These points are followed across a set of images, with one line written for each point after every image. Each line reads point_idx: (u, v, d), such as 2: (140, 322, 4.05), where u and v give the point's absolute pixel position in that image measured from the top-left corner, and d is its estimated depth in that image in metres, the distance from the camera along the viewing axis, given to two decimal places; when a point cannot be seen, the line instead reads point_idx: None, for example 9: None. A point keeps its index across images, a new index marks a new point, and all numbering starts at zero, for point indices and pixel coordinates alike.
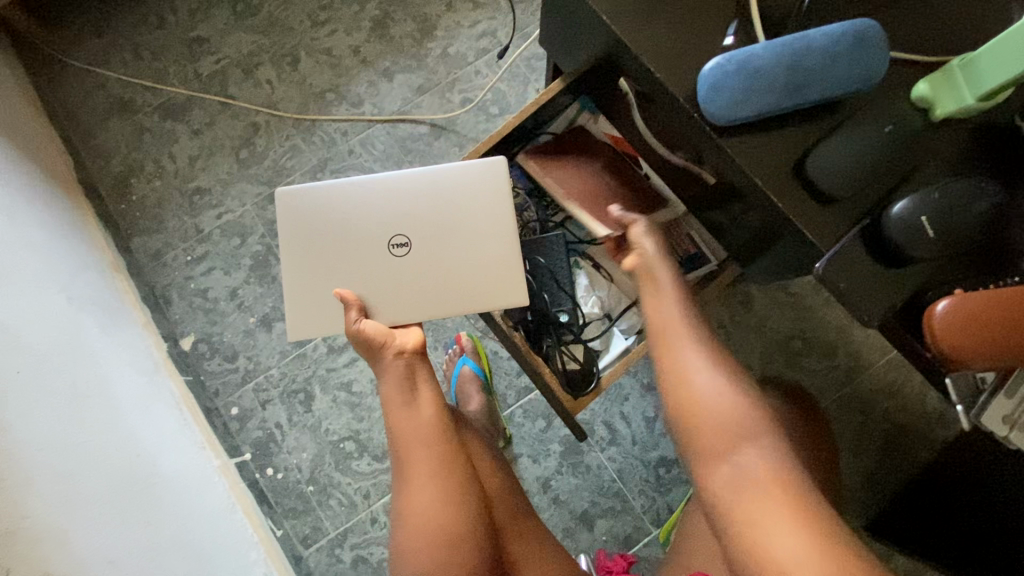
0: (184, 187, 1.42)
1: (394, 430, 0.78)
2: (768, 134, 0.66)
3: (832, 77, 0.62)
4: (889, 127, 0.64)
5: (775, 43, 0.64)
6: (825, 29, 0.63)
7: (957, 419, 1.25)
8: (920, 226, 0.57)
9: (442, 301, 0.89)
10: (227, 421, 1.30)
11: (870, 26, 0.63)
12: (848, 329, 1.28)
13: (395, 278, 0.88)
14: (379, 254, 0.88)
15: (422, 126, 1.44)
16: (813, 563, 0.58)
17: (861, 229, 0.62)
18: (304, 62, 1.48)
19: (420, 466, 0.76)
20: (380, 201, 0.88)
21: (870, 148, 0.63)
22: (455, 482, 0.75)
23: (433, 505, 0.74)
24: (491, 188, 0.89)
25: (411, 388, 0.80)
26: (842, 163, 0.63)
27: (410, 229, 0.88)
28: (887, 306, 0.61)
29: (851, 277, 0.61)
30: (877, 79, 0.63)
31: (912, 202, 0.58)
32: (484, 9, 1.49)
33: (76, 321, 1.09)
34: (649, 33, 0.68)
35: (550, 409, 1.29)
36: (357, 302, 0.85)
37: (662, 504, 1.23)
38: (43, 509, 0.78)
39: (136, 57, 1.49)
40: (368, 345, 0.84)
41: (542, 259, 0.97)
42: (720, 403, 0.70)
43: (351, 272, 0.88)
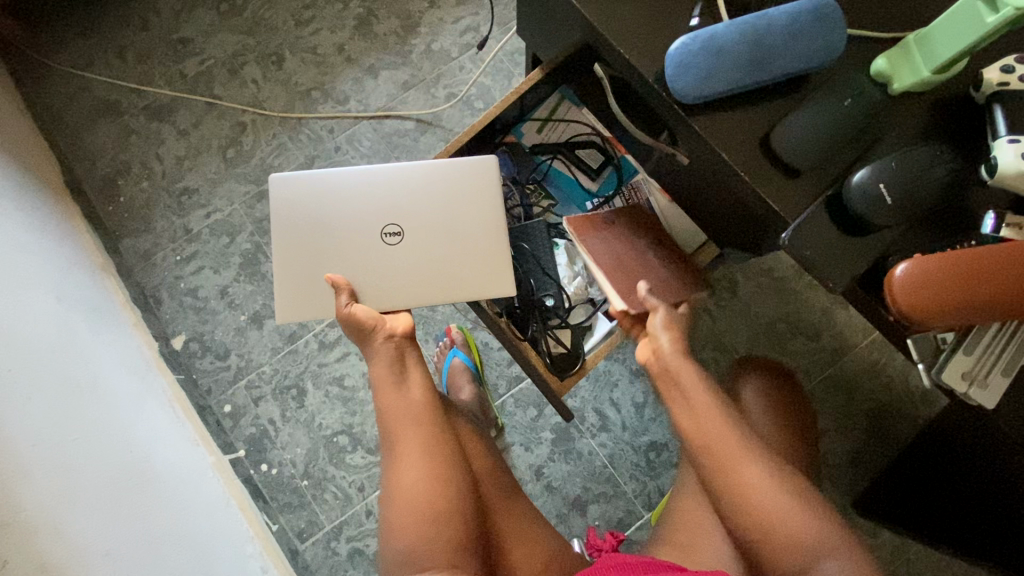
0: (172, 188, 1.43)
1: (383, 411, 0.80)
2: (735, 112, 0.68)
3: (793, 53, 0.64)
4: (850, 99, 0.65)
5: (737, 22, 0.66)
6: (784, 7, 0.66)
7: (939, 397, 1.28)
8: (880, 193, 0.59)
9: (428, 286, 0.90)
10: (220, 418, 1.31)
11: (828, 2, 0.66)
12: (831, 312, 1.31)
13: (386, 265, 0.89)
14: (370, 238, 0.89)
15: (408, 122, 1.45)
16: None
17: (825, 199, 0.63)
18: (288, 61, 1.49)
19: (409, 445, 0.78)
20: (373, 189, 0.90)
21: (833, 121, 0.64)
22: (443, 458, 0.77)
23: (421, 481, 0.75)
24: (481, 178, 0.91)
25: (400, 370, 0.83)
26: (807, 133, 0.64)
27: (401, 216, 0.90)
28: (852, 271, 0.62)
29: (817, 245, 0.63)
30: (838, 51, 0.65)
31: (872, 172, 0.60)
32: (467, 5, 1.51)
33: (67, 321, 1.10)
34: (622, 18, 0.70)
35: (541, 398, 1.30)
36: (348, 287, 0.87)
37: (653, 488, 1.25)
38: (39, 502, 0.78)
39: (121, 60, 1.50)
40: (359, 329, 0.85)
41: (528, 245, 0.98)
42: (772, 497, 0.68)
43: (343, 259, 0.89)
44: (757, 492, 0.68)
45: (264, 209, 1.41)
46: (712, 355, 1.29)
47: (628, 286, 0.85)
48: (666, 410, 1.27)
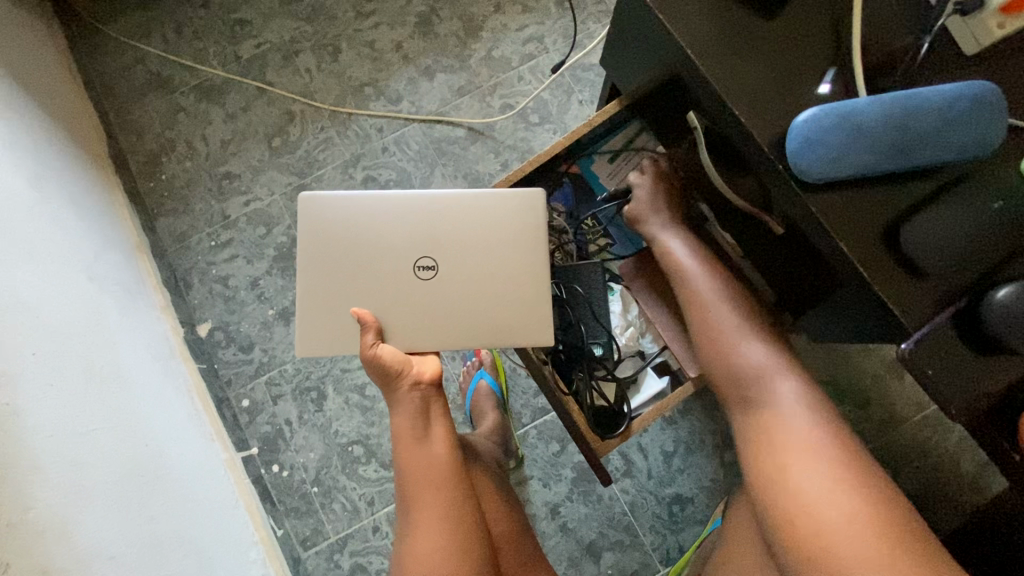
0: (214, 171, 1.40)
1: (403, 467, 0.76)
2: (854, 195, 0.61)
3: (941, 142, 0.58)
4: (995, 203, 0.60)
5: (882, 99, 0.59)
6: (939, 88, 0.59)
7: (991, 485, 1.19)
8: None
9: (460, 329, 0.85)
10: (237, 413, 1.28)
11: (988, 90, 0.59)
12: (883, 380, 1.22)
13: (418, 302, 0.85)
14: (402, 274, 0.84)
15: (458, 129, 1.40)
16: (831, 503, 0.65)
17: (955, 311, 0.58)
18: (345, 53, 1.45)
19: (429, 511, 0.73)
20: (408, 218, 0.85)
21: (968, 225, 0.60)
22: (463, 528, 0.73)
23: (438, 553, 0.71)
24: (525, 214, 0.86)
25: (424, 423, 0.78)
26: (937, 240, 0.60)
27: (437, 251, 0.85)
28: (977, 397, 0.57)
29: (942, 364, 0.57)
30: (994, 145, 0.58)
31: (1017, 291, 0.55)
32: (533, 14, 1.45)
33: (97, 302, 1.08)
34: (727, 67, 0.64)
35: (565, 433, 1.25)
36: (375, 325, 0.82)
37: (672, 543, 1.19)
38: (49, 500, 0.76)
39: (177, 35, 1.47)
40: (384, 373, 0.79)
41: (581, 289, 0.93)
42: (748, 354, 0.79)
43: (373, 293, 0.84)
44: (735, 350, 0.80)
45: None
46: None
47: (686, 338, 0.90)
48: (695, 463, 1.21)
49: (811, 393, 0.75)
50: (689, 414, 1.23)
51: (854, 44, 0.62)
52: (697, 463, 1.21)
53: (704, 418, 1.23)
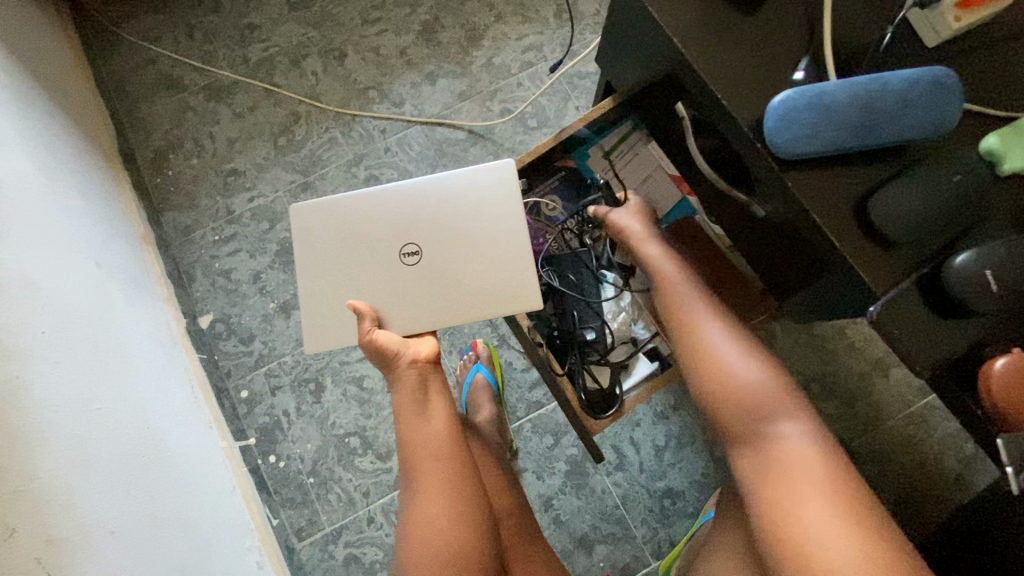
0: (220, 168, 1.44)
1: (404, 440, 0.79)
2: (824, 172, 0.65)
3: (907, 121, 0.62)
4: (960, 175, 0.63)
5: (850, 82, 0.64)
6: (902, 73, 0.63)
7: (975, 482, 1.22)
8: (985, 281, 0.57)
9: (453, 308, 0.88)
10: (236, 403, 1.30)
11: (946, 73, 0.63)
12: (869, 378, 1.26)
13: (409, 286, 0.88)
14: (392, 262, 0.88)
15: (459, 131, 1.45)
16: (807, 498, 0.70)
17: (919, 277, 0.62)
18: (350, 57, 1.51)
19: (430, 481, 0.76)
20: (389, 209, 0.88)
21: (939, 195, 0.62)
22: (463, 497, 0.76)
23: (441, 519, 0.74)
24: (503, 196, 0.88)
25: (424, 398, 0.81)
26: (905, 208, 0.62)
27: (420, 236, 0.88)
28: (940, 355, 0.61)
29: (907, 326, 0.61)
30: (953, 125, 0.63)
31: (975, 256, 0.59)
32: (532, 24, 1.51)
33: (104, 288, 1.10)
34: (715, 58, 0.68)
35: (559, 426, 1.27)
36: (371, 314, 0.85)
37: (664, 536, 1.21)
38: (54, 471, 0.78)
39: (188, 38, 1.52)
40: (384, 356, 0.83)
41: (577, 274, 0.97)
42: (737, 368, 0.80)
43: (367, 284, 0.88)
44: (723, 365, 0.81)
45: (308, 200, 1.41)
46: None
47: None
48: (686, 458, 1.24)
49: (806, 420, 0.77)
50: (680, 409, 1.26)
51: (827, 40, 0.67)
52: (688, 458, 1.24)
53: (695, 413, 1.25)
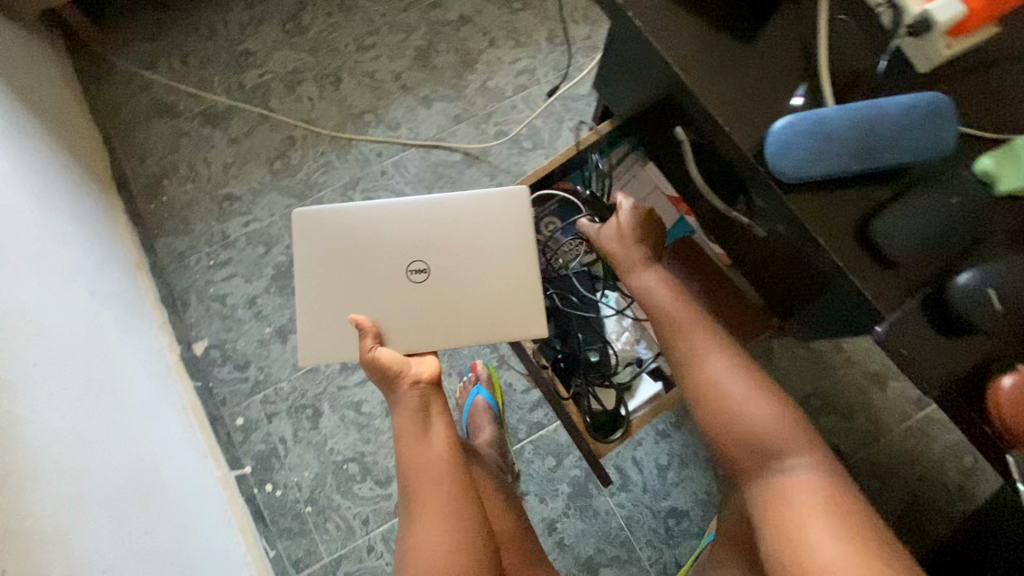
0: (215, 193, 1.44)
1: (405, 463, 0.78)
2: (827, 195, 0.66)
3: (904, 144, 0.64)
4: (955, 198, 0.65)
5: (849, 107, 0.65)
6: (899, 98, 0.65)
7: (976, 493, 1.22)
8: (986, 298, 0.60)
9: (455, 327, 0.88)
10: (231, 431, 1.27)
11: (942, 100, 0.65)
12: (867, 392, 1.27)
13: (412, 304, 0.88)
14: (397, 278, 0.88)
15: (455, 154, 1.47)
16: (839, 550, 0.62)
17: (923, 295, 0.64)
18: (346, 82, 1.52)
19: (432, 504, 0.74)
20: (398, 224, 0.88)
21: (938, 218, 0.64)
22: (465, 521, 0.74)
23: (440, 546, 0.71)
24: (511, 215, 0.89)
25: (424, 420, 0.81)
26: (907, 229, 0.63)
27: (428, 254, 0.88)
28: (949, 370, 0.63)
29: (915, 346, 0.64)
30: (946, 149, 0.65)
31: (976, 276, 0.61)
32: (525, 48, 1.54)
33: (97, 316, 1.09)
34: (713, 86, 0.70)
35: (561, 447, 1.26)
36: (373, 330, 0.85)
37: (669, 558, 1.19)
38: (46, 509, 0.75)
39: (183, 65, 1.53)
40: (385, 374, 0.83)
41: (580, 295, 0.98)
42: (744, 401, 0.76)
43: (369, 298, 0.87)
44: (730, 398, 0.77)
45: None
46: None
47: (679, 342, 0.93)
48: (690, 476, 1.23)
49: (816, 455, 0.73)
50: (683, 427, 1.25)
51: (822, 64, 0.68)
52: (691, 476, 1.23)
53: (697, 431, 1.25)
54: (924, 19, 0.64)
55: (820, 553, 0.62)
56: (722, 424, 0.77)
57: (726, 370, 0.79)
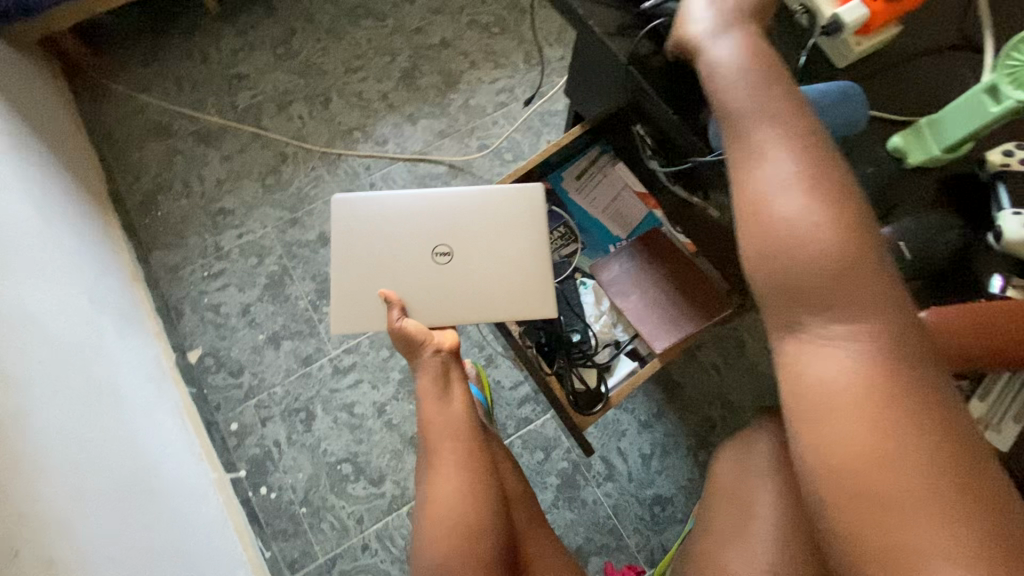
0: (209, 208, 1.49)
1: (424, 421, 0.81)
2: None
3: (830, 117, 0.69)
4: (872, 167, 0.75)
5: None
6: (819, 85, 0.70)
7: None
8: (899, 249, 0.71)
9: (475, 305, 0.95)
10: (225, 436, 1.30)
11: (856, 87, 0.71)
12: None
13: (438, 282, 0.94)
14: (424, 259, 0.94)
15: (440, 166, 1.55)
16: (877, 436, 0.51)
17: None
18: (335, 102, 1.60)
19: (447, 456, 0.79)
20: (427, 210, 0.95)
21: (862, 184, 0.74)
22: (476, 472, 0.78)
23: (457, 496, 0.76)
24: (530, 203, 0.96)
25: (445, 384, 0.84)
26: None
27: (452, 238, 0.94)
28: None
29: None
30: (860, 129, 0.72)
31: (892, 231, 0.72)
32: (504, 68, 1.64)
33: (96, 322, 1.12)
34: (669, 79, 0.76)
35: (549, 440, 1.31)
36: (400, 303, 0.91)
37: (656, 544, 1.24)
38: (53, 496, 0.78)
39: (177, 88, 1.60)
40: (409, 342, 0.88)
41: (560, 280, 1.06)
42: (799, 231, 0.56)
43: (398, 275, 0.94)
44: (779, 223, 0.57)
45: (296, 234, 1.47)
46: (719, 412, 1.32)
47: (647, 323, 0.98)
48: (672, 464, 1.28)
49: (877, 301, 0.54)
50: (663, 417, 1.31)
51: None
52: (673, 464, 1.28)
53: (677, 421, 1.31)
54: (835, 22, 0.72)
55: (858, 441, 0.52)
56: (766, 263, 0.58)
57: (785, 191, 0.57)
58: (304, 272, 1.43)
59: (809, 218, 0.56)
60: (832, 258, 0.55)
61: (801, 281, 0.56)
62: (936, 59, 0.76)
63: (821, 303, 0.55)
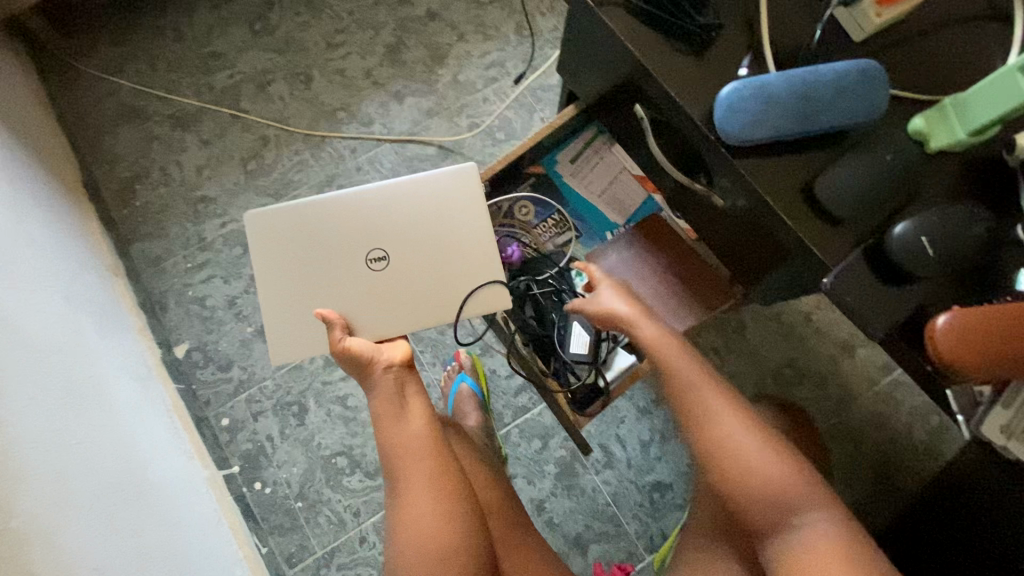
0: (189, 195, 1.43)
1: (385, 444, 0.80)
2: (771, 158, 0.67)
3: (840, 109, 0.64)
4: (892, 153, 0.66)
5: (788, 74, 0.66)
6: (832, 65, 0.66)
7: (944, 451, 1.27)
8: (920, 246, 0.59)
9: (423, 308, 0.93)
10: (217, 432, 1.27)
11: (872, 66, 0.66)
12: (837, 360, 1.31)
13: (377, 291, 0.92)
14: (359, 269, 0.92)
15: (429, 147, 1.48)
16: None
17: (865, 247, 0.63)
18: (317, 80, 1.52)
19: (414, 482, 0.78)
20: (348, 217, 0.92)
21: (878, 172, 0.65)
22: (448, 493, 0.78)
23: (426, 520, 0.76)
24: (458, 195, 0.93)
25: (401, 402, 0.82)
26: (850, 182, 0.64)
27: (385, 240, 0.92)
28: (892, 319, 0.61)
29: (860, 296, 0.62)
30: (880, 113, 0.65)
31: (912, 224, 0.60)
32: (494, 41, 1.56)
33: (74, 321, 1.08)
34: (668, 58, 0.70)
35: (547, 429, 1.28)
36: (341, 321, 0.89)
37: (656, 530, 1.23)
38: (35, 509, 0.76)
39: (150, 68, 1.52)
40: (356, 361, 0.86)
41: (557, 268, 1.02)
42: (756, 455, 0.75)
43: (334, 291, 0.91)
44: (736, 450, 0.76)
45: None
46: None
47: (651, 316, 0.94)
48: (672, 450, 1.26)
49: (818, 490, 0.74)
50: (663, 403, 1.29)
51: (765, 39, 0.68)
52: (673, 450, 1.26)
53: None
54: None
55: None
56: (729, 476, 0.76)
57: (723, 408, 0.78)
58: None
59: (760, 443, 0.76)
60: (795, 471, 0.75)
61: (773, 502, 0.74)
62: (964, 30, 0.70)
63: (785, 517, 0.73)
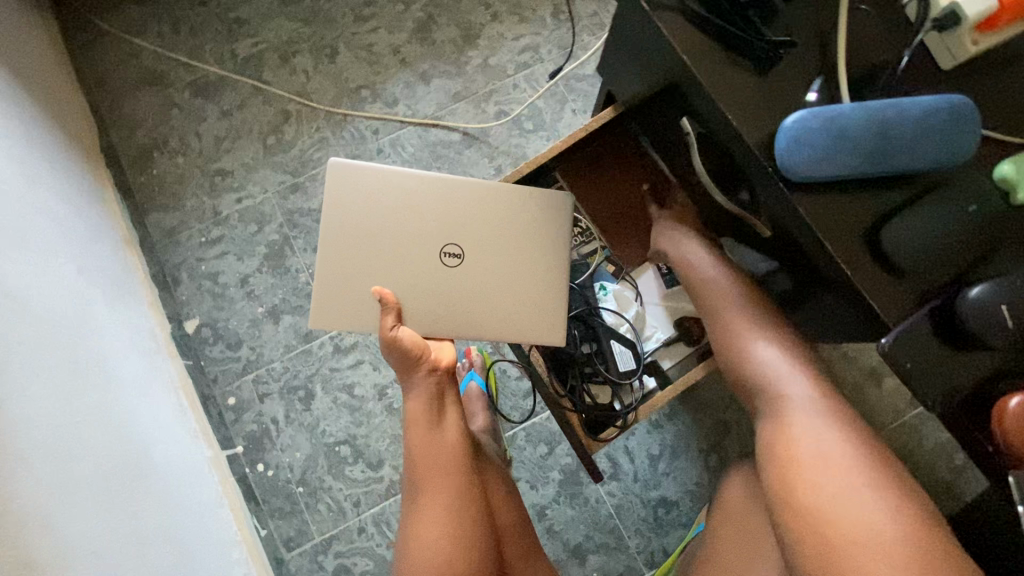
0: (206, 167, 1.40)
1: (413, 449, 0.82)
2: (835, 197, 0.61)
3: (924, 150, 0.59)
4: (973, 206, 0.61)
5: (866, 105, 0.60)
6: (919, 99, 0.60)
7: (966, 492, 1.22)
8: (999, 315, 0.56)
9: (479, 316, 0.88)
10: (223, 411, 1.27)
11: (965, 103, 0.59)
12: (862, 388, 1.25)
13: (440, 286, 0.87)
14: (427, 259, 0.86)
15: (454, 134, 1.42)
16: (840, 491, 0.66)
17: (931, 307, 0.59)
18: (342, 55, 1.47)
19: (435, 495, 0.80)
20: (431, 202, 0.86)
21: (948, 226, 0.60)
22: (464, 514, 0.79)
23: (439, 537, 0.77)
24: (548, 210, 0.89)
25: (437, 409, 0.84)
26: (920, 236, 0.60)
27: (464, 239, 0.87)
28: (952, 390, 0.58)
29: (920, 358, 0.58)
30: (966, 158, 0.59)
31: (990, 289, 0.56)
32: (529, 24, 1.48)
33: (84, 294, 1.07)
34: (725, 72, 0.64)
35: (554, 434, 1.25)
36: (395, 307, 0.84)
37: (657, 546, 1.21)
38: (34, 490, 0.75)
39: (173, 32, 1.47)
40: (403, 356, 0.83)
41: (578, 283, 1.01)
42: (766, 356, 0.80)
43: (396, 274, 0.85)
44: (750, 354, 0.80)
45: (298, 202, 1.38)
46: (735, 415, 1.25)
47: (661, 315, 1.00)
48: (681, 466, 1.23)
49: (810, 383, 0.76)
50: (676, 418, 1.25)
51: (841, 58, 0.62)
52: (682, 468, 1.23)
53: (690, 422, 1.25)
54: (953, 12, 0.59)
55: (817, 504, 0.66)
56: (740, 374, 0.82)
57: (754, 332, 0.82)
58: (306, 243, 1.35)
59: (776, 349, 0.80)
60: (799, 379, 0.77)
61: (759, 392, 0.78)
62: None
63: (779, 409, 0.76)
